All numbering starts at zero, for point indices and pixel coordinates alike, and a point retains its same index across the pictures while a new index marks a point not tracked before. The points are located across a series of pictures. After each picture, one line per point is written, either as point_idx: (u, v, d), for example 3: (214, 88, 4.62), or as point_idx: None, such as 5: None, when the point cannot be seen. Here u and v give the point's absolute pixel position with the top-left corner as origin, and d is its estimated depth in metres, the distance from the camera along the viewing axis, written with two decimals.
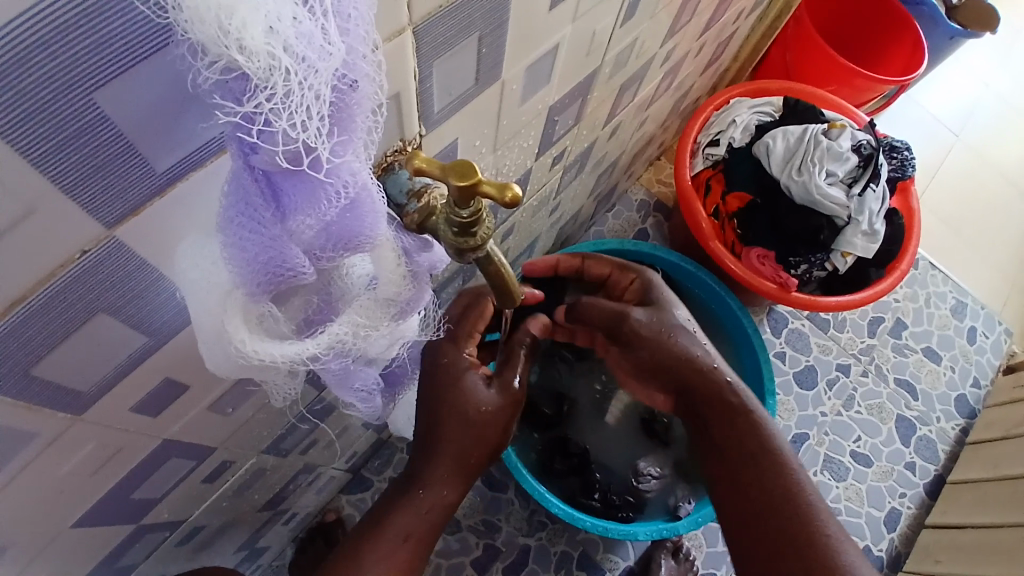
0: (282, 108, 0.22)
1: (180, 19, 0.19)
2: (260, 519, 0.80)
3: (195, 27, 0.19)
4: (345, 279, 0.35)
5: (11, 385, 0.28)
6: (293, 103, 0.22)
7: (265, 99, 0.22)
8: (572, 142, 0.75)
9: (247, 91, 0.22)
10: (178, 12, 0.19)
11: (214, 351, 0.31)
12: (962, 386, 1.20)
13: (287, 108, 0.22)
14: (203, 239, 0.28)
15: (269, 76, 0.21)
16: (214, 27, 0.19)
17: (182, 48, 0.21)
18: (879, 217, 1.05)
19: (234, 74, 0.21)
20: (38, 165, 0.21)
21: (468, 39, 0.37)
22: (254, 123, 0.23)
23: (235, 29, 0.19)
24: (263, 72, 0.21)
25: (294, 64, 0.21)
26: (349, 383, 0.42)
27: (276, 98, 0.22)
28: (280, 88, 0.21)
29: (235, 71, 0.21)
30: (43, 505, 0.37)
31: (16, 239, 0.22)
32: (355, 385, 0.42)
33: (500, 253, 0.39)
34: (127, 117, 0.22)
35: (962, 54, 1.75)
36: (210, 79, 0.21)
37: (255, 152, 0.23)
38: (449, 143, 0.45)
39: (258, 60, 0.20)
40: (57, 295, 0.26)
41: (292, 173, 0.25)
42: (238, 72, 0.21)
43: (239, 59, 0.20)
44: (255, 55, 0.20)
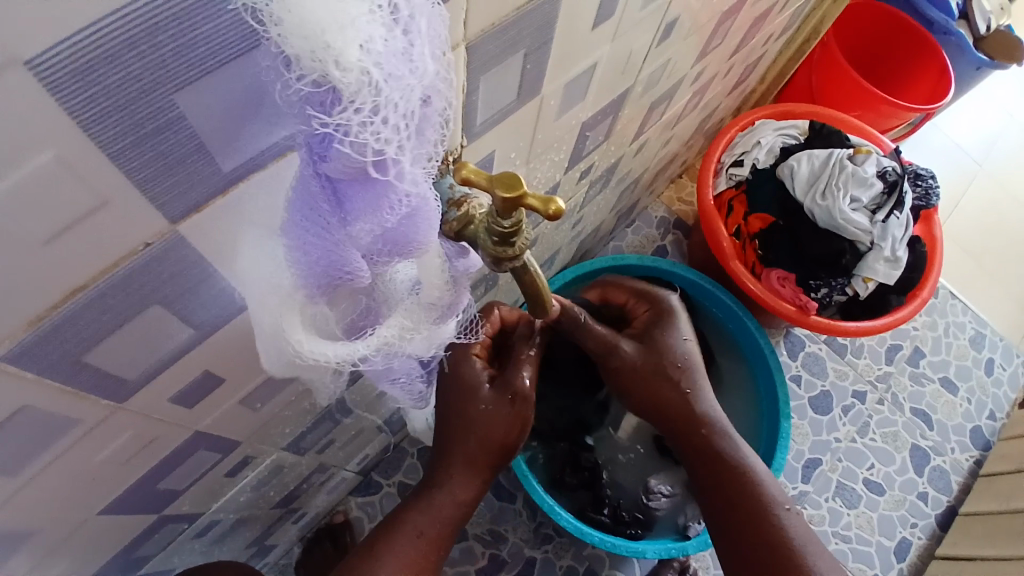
0: (368, 122, 0.23)
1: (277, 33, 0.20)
2: (273, 516, 0.80)
3: (291, 40, 0.20)
4: (391, 284, 0.36)
5: (62, 371, 0.28)
6: (380, 117, 0.23)
7: (353, 113, 0.22)
8: (600, 157, 0.76)
9: (333, 101, 0.22)
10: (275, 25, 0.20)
11: (269, 347, 0.33)
12: (978, 418, 1.19)
13: (373, 122, 0.23)
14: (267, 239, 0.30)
15: (359, 90, 0.22)
16: (313, 42, 0.20)
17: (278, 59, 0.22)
18: (902, 243, 1.04)
19: (323, 87, 0.22)
20: (116, 159, 0.22)
21: (514, 55, 0.38)
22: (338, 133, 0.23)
23: (333, 47, 0.21)
24: (355, 87, 0.22)
25: (383, 80, 0.22)
26: (388, 375, 0.44)
27: (362, 113, 0.23)
28: (368, 104, 0.22)
29: (325, 85, 0.22)
30: (77, 491, 0.38)
31: (85, 228, 0.23)
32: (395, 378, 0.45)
33: (535, 262, 0.39)
34: (202, 117, 0.23)
35: (987, 86, 1.74)
36: (300, 90, 0.22)
37: (328, 160, 0.24)
38: (487, 154, 0.46)
39: (351, 75, 0.21)
40: (117, 283, 0.27)
41: (359, 181, 0.26)
42: (329, 86, 0.22)
43: (334, 72, 0.21)
44: (349, 70, 0.21)
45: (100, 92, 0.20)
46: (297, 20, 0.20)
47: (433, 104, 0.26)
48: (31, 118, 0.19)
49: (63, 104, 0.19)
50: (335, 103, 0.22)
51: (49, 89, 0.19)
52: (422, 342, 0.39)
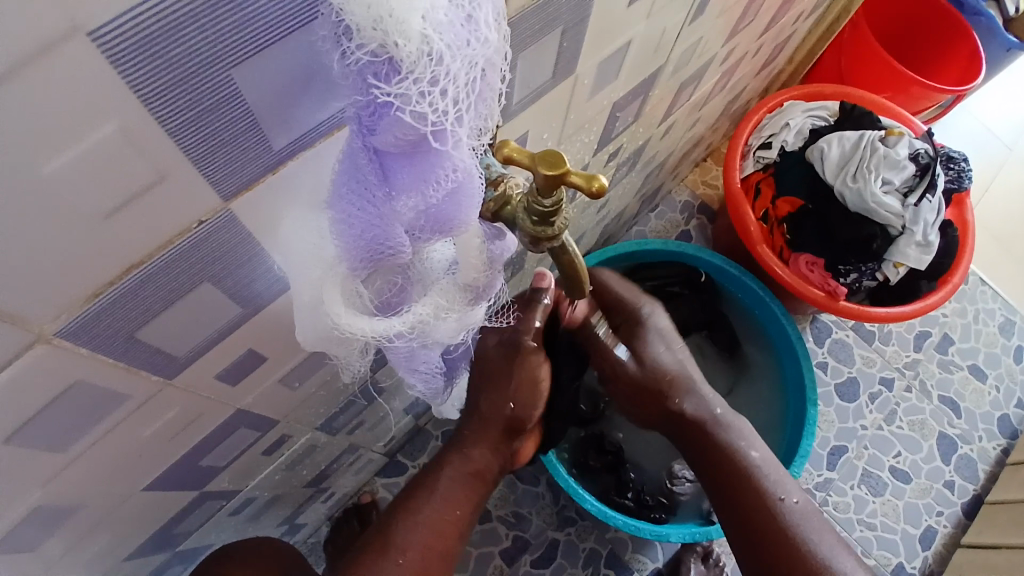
0: (427, 93, 0.23)
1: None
2: (304, 495, 0.82)
3: (351, 8, 0.21)
4: (427, 263, 0.37)
5: (116, 346, 0.29)
6: (438, 88, 0.23)
7: (411, 85, 0.23)
8: (628, 139, 0.75)
9: (394, 74, 0.23)
10: None
11: (307, 320, 0.33)
12: (1006, 406, 1.17)
13: (432, 94, 0.23)
14: (310, 214, 0.30)
15: (417, 60, 0.22)
16: (370, 11, 0.21)
17: (333, 26, 0.22)
18: (934, 228, 1.02)
19: (381, 58, 0.22)
20: (174, 134, 0.23)
21: (552, 32, 0.37)
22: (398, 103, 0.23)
23: (392, 12, 0.21)
24: (415, 57, 0.22)
25: (446, 50, 0.22)
26: (413, 364, 0.43)
27: (421, 83, 0.23)
28: (425, 76, 0.23)
29: (382, 55, 0.22)
30: (124, 466, 0.40)
31: (144, 204, 0.24)
32: (419, 367, 0.43)
33: (573, 243, 0.39)
34: (256, 92, 0.24)
35: (1021, 66, 1.69)
36: (358, 59, 0.22)
37: (380, 131, 0.24)
38: (520, 135, 0.45)
39: (411, 45, 0.22)
40: (170, 261, 0.27)
41: (410, 151, 0.26)
42: (386, 57, 0.22)
43: (397, 43, 0.22)
44: (409, 38, 0.22)
45: (159, 66, 0.20)
46: None
47: (490, 75, 0.25)
48: (79, 99, 0.19)
49: (125, 76, 0.20)
50: (394, 74, 0.23)
51: (111, 61, 0.19)
52: (454, 327, 0.38)
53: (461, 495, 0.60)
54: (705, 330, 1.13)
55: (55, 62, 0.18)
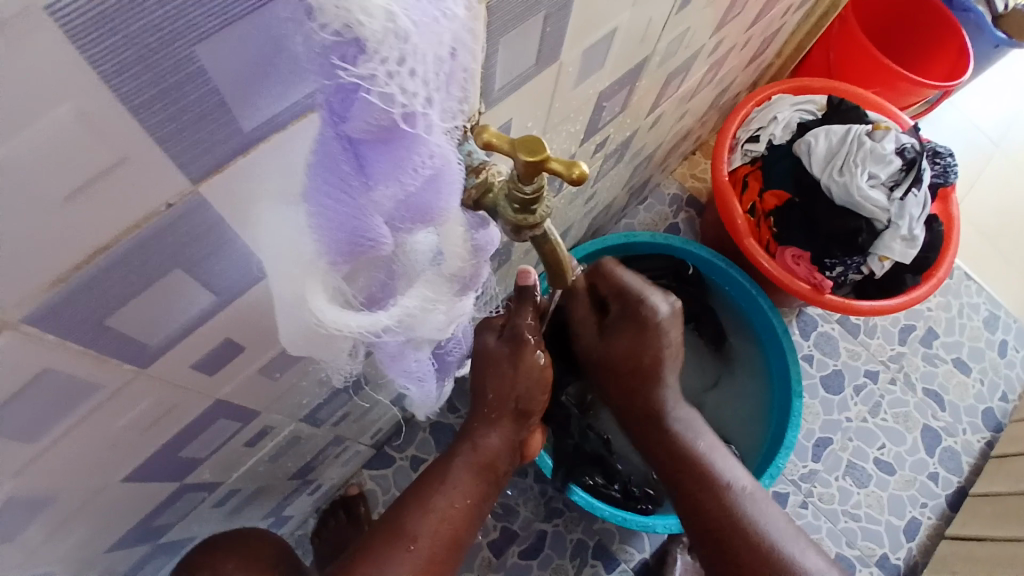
0: (395, 72, 0.23)
1: None
2: (288, 488, 0.81)
3: None
4: (411, 253, 0.34)
5: (85, 333, 0.28)
6: (405, 68, 0.23)
7: (378, 64, 0.22)
8: (616, 130, 0.75)
9: (357, 55, 0.22)
10: None
11: (291, 320, 0.32)
12: (990, 399, 1.18)
13: (399, 74, 0.23)
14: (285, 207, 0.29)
15: (384, 38, 0.22)
16: None
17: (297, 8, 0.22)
18: (919, 222, 1.03)
19: (346, 39, 0.22)
20: (135, 113, 0.22)
21: (534, 17, 0.37)
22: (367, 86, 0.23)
23: None
24: (382, 35, 0.21)
25: (411, 27, 0.22)
26: (400, 363, 0.42)
27: (388, 63, 0.22)
28: (392, 56, 0.22)
29: (347, 35, 0.22)
30: (99, 457, 0.39)
31: (105, 186, 0.23)
32: (407, 368, 0.43)
33: (557, 232, 0.39)
34: (221, 70, 0.23)
35: (1007, 61, 1.70)
36: (323, 40, 0.22)
37: (351, 118, 0.24)
38: (504, 122, 0.45)
39: (376, 22, 0.21)
40: (140, 245, 0.27)
41: (383, 138, 0.25)
42: (351, 37, 0.22)
43: (360, 22, 0.21)
44: (374, 16, 0.21)
45: (116, 41, 0.20)
46: None
47: (460, 55, 0.25)
48: (37, 76, 0.19)
49: (80, 50, 0.19)
50: (360, 56, 0.22)
51: (66, 34, 0.18)
52: (440, 320, 0.37)
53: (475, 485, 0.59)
54: (692, 322, 1.14)
55: (8, 38, 0.17)
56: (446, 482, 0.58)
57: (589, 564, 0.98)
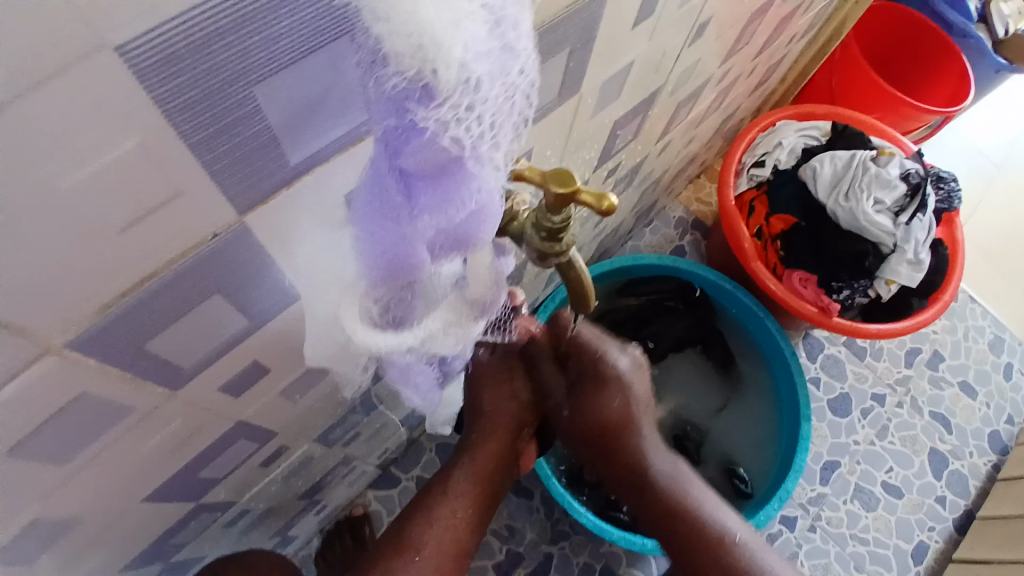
0: (462, 118, 0.24)
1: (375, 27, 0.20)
2: (296, 508, 0.81)
3: (388, 37, 0.20)
4: (436, 278, 0.34)
5: (125, 357, 0.29)
6: (474, 114, 0.24)
7: (446, 109, 0.23)
8: (627, 155, 0.76)
9: (430, 100, 0.23)
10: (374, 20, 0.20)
11: (321, 331, 0.34)
12: (996, 423, 1.18)
13: (466, 118, 0.24)
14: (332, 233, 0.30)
15: (454, 88, 0.22)
16: (415, 43, 0.21)
17: (369, 53, 0.22)
18: (925, 246, 1.03)
19: (418, 86, 0.22)
20: (195, 149, 0.23)
21: (560, 52, 0.38)
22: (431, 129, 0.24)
23: (439, 45, 0.21)
24: (455, 86, 0.22)
25: (479, 76, 0.23)
26: (410, 377, 0.43)
27: (456, 108, 0.23)
28: (461, 102, 0.23)
29: (418, 82, 0.22)
30: (124, 479, 0.39)
31: (159, 218, 0.24)
32: (415, 380, 0.44)
33: (579, 259, 0.39)
34: (277, 108, 0.24)
35: (1007, 87, 1.72)
36: (394, 85, 0.22)
37: (408, 154, 0.25)
38: (525, 151, 0.46)
39: (452, 72, 0.22)
40: (184, 272, 0.27)
41: (437, 174, 0.26)
42: (421, 84, 0.22)
43: (439, 71, 0.21)
44: (452, 68, 0.22)
45: (185, 81, 0.21)
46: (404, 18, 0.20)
47: (518, 100, 0.26)
48: (103, 114, 0.19)
49: (148, 91, 0.20)
50: (430, 100, 0.23)
51: (135, 76, 0.19)
52: (459, 343, 0.39)
53: (476, 501, 0.55)
54: (699, 344, 1.13)
55: (78, 77, 0.18)
56: (446, 491, 0.54)
57: None
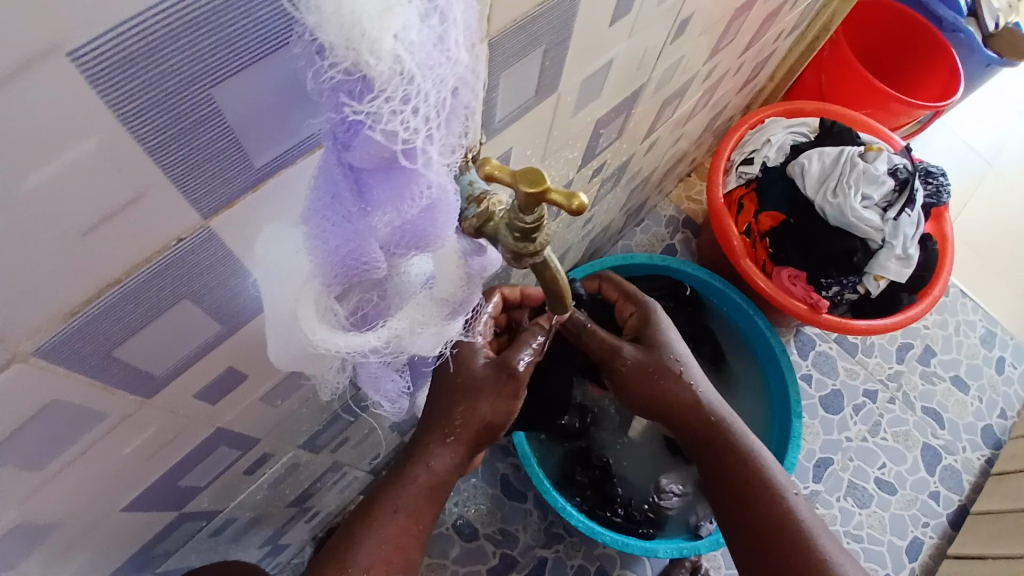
0: (399, 111, 0.23)
1: (312, 21, 0.21)
2: (287, 515, 0.81)
3: (321, 28, 0.21)
4: (404, 279, 0.37)
5: (94, 364, 0.29)
6: (409, 107, 0.23)
7: (383, 102, 0.23)
8: (613, 155, 0.76)
9: (364, 91, 0.23)
10: (309, 13, 0.21)
11: (280, 336, 0.33)
12: (988, 416, 1.18)
13: (403, 112, 0.23)
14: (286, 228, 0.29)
15: (390, 79, 0.22)
16: (344, 35, 0.21)
17: (307, 47, 0.22)
18: (913, 241, 1.04)
19: (353, 77, 0.22)
20: (152, 153, 0.23)
21: (534, 51, 0.38)
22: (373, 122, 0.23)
23: (369, 35, 0.21)
24: (388, 76, 0.22)
25: (416, 69, 0.23)
26: (384, 383, 0.42)
27: (392, 102, 0.23)
28: (397, 94, 0.23)
29: (355, 73, 0.22)
30: (100, 488, 0.39)
31: (122, 221, 0.24)
32: (388, 387, 0.43)
33: (556, 259, 0.39)
34: (236, 111, 0.24)
35: (996, 83, 1.73)
36: (332, 77, 0.22)
37: (354, 148, 0.25)
38: (505, 151, 0.46)
39: (384, 64, 0.22)
40: (150, 278, 0.27)
41: (384, 168, 0.26)
42: (359, 76, 0.22)
43: (368, 61, 0.21)
44: (382, 58, 0.22)
45: (136, 85, 0.20)
46: (332, 8, 0.20)
47: (463, 94, 0.26)
48: (57, 118, 0.19)
49: (101, 95, 0.20)
50: (366, 92, 0.23)
51: (87, 79, 0.19)
52: (429, 341, 0.37)
53: (425, 509, 0.55)
54: (690, 343, 1.11)
55: (31, 83, 0.18)
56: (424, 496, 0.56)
57: None
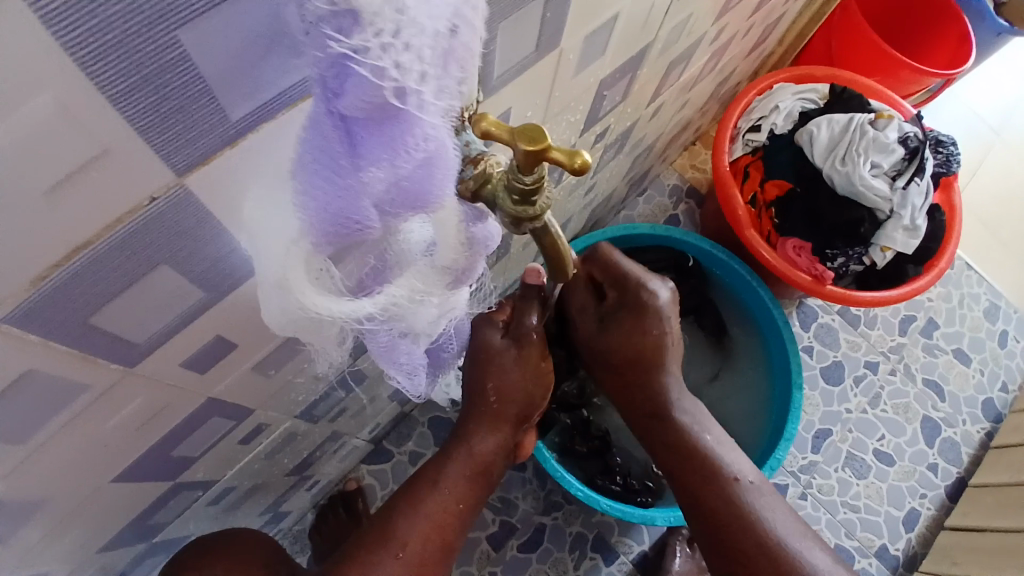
0: (390, 45, 0.22)
1: None
2: (286, 484, 0.80)
3: None
4: (404, 244, 0.34)
5: (69, 333, 0.27)
6: (401, 41, 0.22)
7: (373, 35, 0.21)
8: (616, 120, 0.73)
9: (353, 25, 0.21)
10: None
11: (273, 299, 0.31)
12: (990, 390, 1.17)
13: (394, 46, 0.22)
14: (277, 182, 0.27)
15: (379, 8, 0.21)
16: None
17: None
18: (922, 212, 1.02)
19: (340, 9, 0.21)
20: (116, 103, 0.21)
21: (535, 1, 0.36)
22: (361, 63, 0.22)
23: None
24: (377, 6, 0.21)
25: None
26: (394, 356, 0.40)
27: (383, 35, 0.21)
28: (389, 25, 0.21)
29: (341, 5, 0.21)
30: (90, 458, 0.38)
31: (87, 180, 0.22)
32: (400, 359, 0.41)
33: (556, 224, 0.37)
34: (207, 57, 0.22)
35: (1009, 51, 1.68)
36: (318, 10, 0.21)
37: (344, 95, 0.23)
38: (503, 111, 0.44)
39: None
40: (125, 240, 0.26)
41: (378, 117, 0.24)
42: (346, 8, 0.21)
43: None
44: None
45: (98, 24, 0.18)
46: None
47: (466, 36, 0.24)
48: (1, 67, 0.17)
49: (55, 34, 0.18)
50: (355, 27, 0.21)
51: (41, 20, 0.17)
52: (431, 312, 0.37)
53: (468, 489, 0.57)
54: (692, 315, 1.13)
55: None
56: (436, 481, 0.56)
57: (588, 557, 0.98)
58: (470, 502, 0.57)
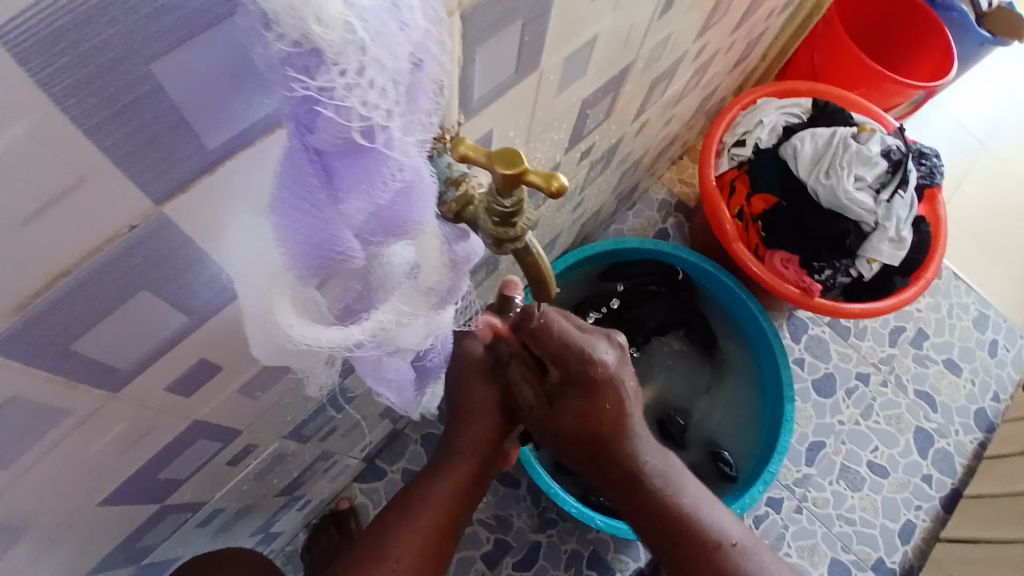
0: (354, 85, 0.22)
1: None
2: (277, 504, 0.80)
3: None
4: (386, 266, 0.34)
5: (50, 360, 0.28)
6: (365, 80, 0.22)
7: (338, 75, 0.22)
8: (601, 137, 0.74)
9: (317, 65, 0.21)
10: None
11: (259, 331, 0.31)
12: (981, 399, 1.18)
13: (360, 86, 0.22)
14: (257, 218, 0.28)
15: (344, 49, 0.21)
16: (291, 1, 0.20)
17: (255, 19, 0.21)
18: (906, 224, 1.03)
19: (304, 49, 0.21)
20: (93, 136, 0.21)
21: (512, 24, 0.36)
22: (326, 98, 0.22)
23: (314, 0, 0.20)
24: (339, 46, 0.21)
25: (371, 40, 0.21)
26: (380, 371, 0.41)
27: (348, 75, 0.22)
28: (353, 65, 0.22)
29: (306, 45, 0.21)
30: (74, 483, 0.38)
31: (64, 209, 0.22)
32: (387, 374, 0.41)
33: (537, 244, 0.38)
34: (182, 87, 0.22)
35: (991, 63, 1.71)
36: (279, 52, 0.21)
37: (316, 130, 0.23)
38: (485, 132, 0.44)
39: (334, 33, 0.21)
40: (105, 266, 0.26)
41: (349, 151, 0.24)
42: (311, 48, 0.21)
43: (316, 31, 0.20)
44: (332, 27, 0.20)
45: (71, 59, 0.19)
46: None
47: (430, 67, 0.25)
48: None
49: (29, 69, 0.18)
50: (320, 66, 0.21)
51: (17, 59, 0.18)
52: (419, 331, 0.36)
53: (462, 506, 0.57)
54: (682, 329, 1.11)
55: None
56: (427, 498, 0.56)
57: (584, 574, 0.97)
58: (459, 520, 0.57)
